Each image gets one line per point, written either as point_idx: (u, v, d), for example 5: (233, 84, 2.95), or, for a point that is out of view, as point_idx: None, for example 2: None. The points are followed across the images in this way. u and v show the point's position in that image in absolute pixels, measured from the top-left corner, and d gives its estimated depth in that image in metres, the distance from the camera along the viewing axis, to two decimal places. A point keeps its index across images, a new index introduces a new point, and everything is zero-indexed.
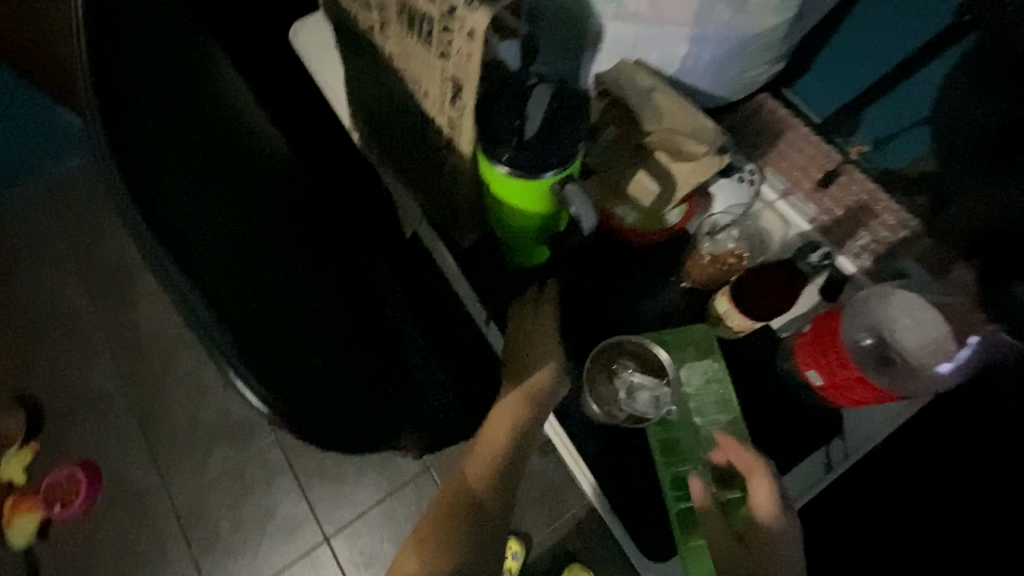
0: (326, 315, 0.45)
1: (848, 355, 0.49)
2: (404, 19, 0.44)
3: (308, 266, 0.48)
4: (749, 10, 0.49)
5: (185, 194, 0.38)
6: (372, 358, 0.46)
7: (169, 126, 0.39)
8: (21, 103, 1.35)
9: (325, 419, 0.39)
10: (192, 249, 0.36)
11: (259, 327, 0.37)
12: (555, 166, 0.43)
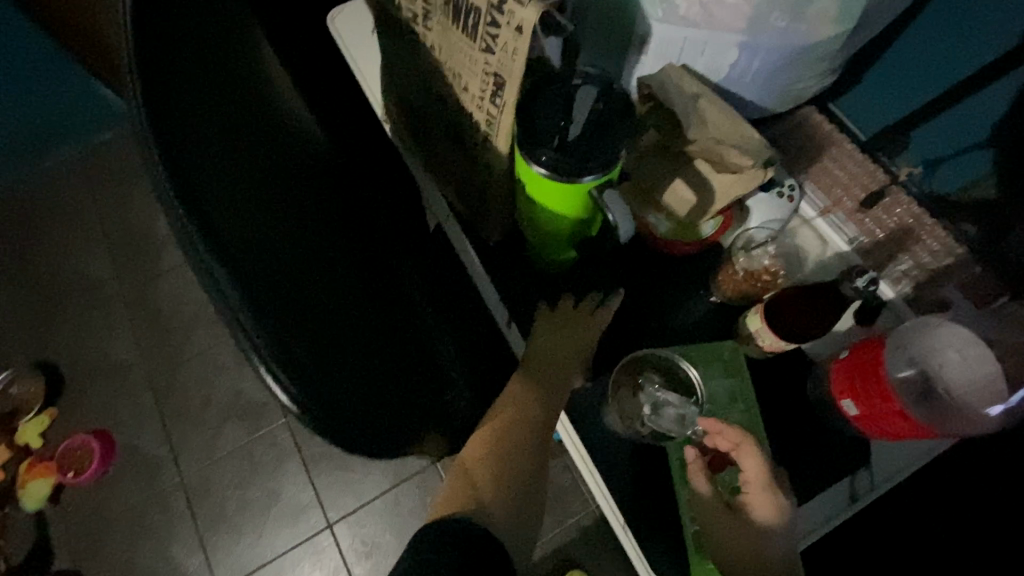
0: (352, 308, 0.42)
1: (891, 388, 0.47)
2: (449, 10, 0.43)
3: (332, 254, 0.45)
4: (805, 19, 0.47)
5: (220, 158, 0.35)
6: (394, 359, 0.43)
7: (205, 85, 0.36)
8: (59, 72, 1.38)
9: (357, 417, 0.35)
10: (224, 216, 0.32)
11: (290, 310, 0.34)
12: (595, 171, 0.42)
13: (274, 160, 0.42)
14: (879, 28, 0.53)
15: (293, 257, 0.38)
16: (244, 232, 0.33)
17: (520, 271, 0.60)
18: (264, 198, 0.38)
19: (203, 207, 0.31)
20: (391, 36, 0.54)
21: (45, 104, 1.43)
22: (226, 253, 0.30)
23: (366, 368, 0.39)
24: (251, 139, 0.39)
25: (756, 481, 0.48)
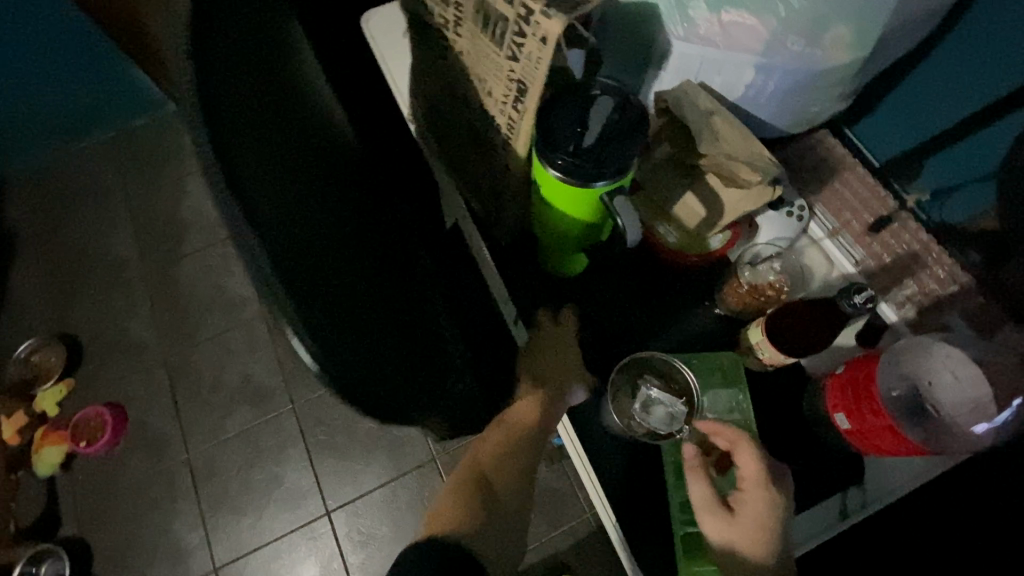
0: (370, 282, 0.44)
1: (881, 403, 0.48)
2: (479, 17, 0.45)
3: (354, 228, 0.47)
4: (821, 44, 0.49)
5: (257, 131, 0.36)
6: (407, 334, 0.45)
7: (247, 61, 0.38)
8: (101, 58, 1.44)
9: (371, 386, 0.37)
10: (259, 187, 0.34)
11: (315, 280, 0.35)
12: (608, 177, 0.43)
13: (305, 133, 0.44)
14: (894, 56, 0.55)
15: (315, 229, 0.39)
16: (272, 202, 0.35)
17: (531, 272, 0.62)
18: (291, 170, 0.40)
19: (237, 177, 0.32)
20: (422, 38, 0.56)
21: (85, 88, 1.49)
22: (257, 221, 0.32)
23: (382, 341, 0.41)
24: (285, 117, 0.41)
25: (752, 478, 0.49)
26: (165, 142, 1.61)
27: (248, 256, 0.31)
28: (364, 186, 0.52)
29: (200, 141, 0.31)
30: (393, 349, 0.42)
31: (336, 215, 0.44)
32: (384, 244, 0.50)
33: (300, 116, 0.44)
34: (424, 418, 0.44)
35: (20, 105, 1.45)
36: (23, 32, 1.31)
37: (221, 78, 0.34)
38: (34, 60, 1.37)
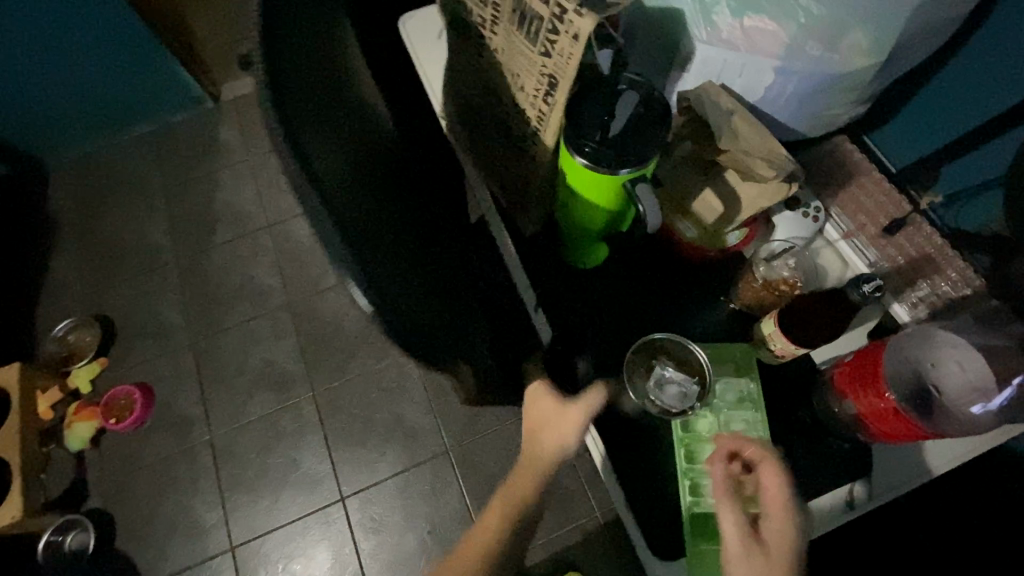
0: (421, 244, 0.44)
1: (886, 386, 0.50)
2: (515, 16, 0.49)
3: (405, 196, 0.48)
4: (838, 49, 0.51)
5: (314, 98, 0.39)
6: (454, 298, 0.45)
7: (305, 41, 0.41)
8: (149, 57, 1.53)
9: (424, 337, 0.36)
10: (312, 142, 0.35)
11: (367, 230, 0.35)
12: (631, 165, 0.46)
13: (359, 108, 0.46)
14: (911, 64, 0.57)
15: (369, 191, 0.40)
16: (332, 162, 0.36)
17: (552, 262, 0.65)
18: (352, 140, 0.42)
19: (297, 135, 0.34)
20: (460, 37, 0.60)
21: (131, 86, 1.58)
22: (315, 174, 0.33)
23: (435, 302, 0.40)
24: (341, 89, 0.44)
25: (778, 500, 0.47)
26: (202, 138, 1.69)
27: (305, 205, 0.32)
28: (408, 164, 0.54)
29: (265, 103, 0.33)
30: (449, 312, 0.41)
31: (393, 187, 0.46)
32: (427, 216, 0.50)
33: (352, 92, 0.46)
34: (468, 386, 0.43)
35: (70, 99, 1.54)
36: (80, 33, 1.39)
37: (288, 57, 0.38)
38: (87, 59, 1.46)
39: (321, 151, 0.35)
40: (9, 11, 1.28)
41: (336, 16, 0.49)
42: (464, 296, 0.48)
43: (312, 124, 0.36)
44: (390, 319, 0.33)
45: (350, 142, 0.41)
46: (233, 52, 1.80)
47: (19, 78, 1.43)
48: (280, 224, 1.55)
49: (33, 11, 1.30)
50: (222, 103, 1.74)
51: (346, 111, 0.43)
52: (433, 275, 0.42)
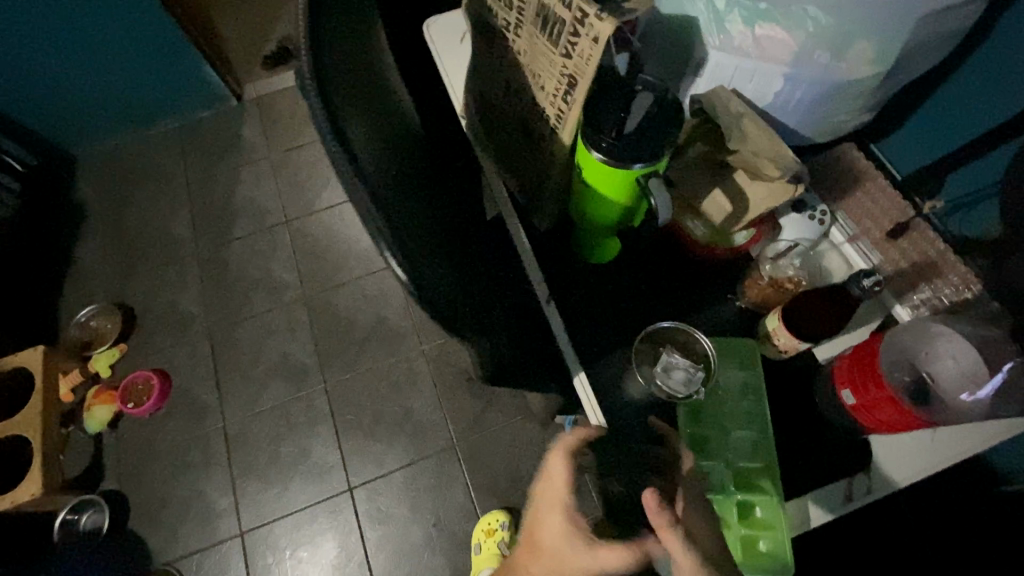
0: (449, 230, 0.47)
1: (883, 377, 0.52)
2: (538, 20, 0.52)
3: (433, 185, 0.51)
4: (845, 57, 0.54)
5: (354, 90, 0.42)
6: (479, 280, 0.48)
7: (345, 40, 0.45)
8: (179, 55, 1.59)
9: (458, 311, 0.39)
10: (354, 129, 0.38)
11: (405, 211, 0.39)
12: (644, 160, 0.49)
13: (392, 102, 0.50)
14: (916, 73, 0.60)
15: (404, 178, 0.44)
16: (370, 145, 0.39)
17: (564, 257, 0.68)
18: (387, 130, 0.45)
19: (341, 124, 0.37)
20: (485, 40, 0.63)
21: (160, 83, 1.64)
22: (355, 153, 0.36)
23: (464, 280, 0.43)
24: (376, 84, 0.47)
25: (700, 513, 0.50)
26: (225, 135, 1.74)
27: (350, 187, 0.35)
28: (434, 158, 0.57)
29: (313, 97, 0.37)
30: (476, 293, 0.44)
31: (423, 178, 0.49)
32: (453, 207, 0.54)
33: (386, 86, 0.50)
34: (487, 363, 0.45)
35: (102, 93, 1.60)
36: (115, 30, 1.46)
37: (331, 54, 0.41)
38: (121, 56, 1.52)
39: (360, 135, 0.38)
40: (52, 8, 1.35)
41: (371, 16, 0.52)
42: (488, 280, 0.51)
43: (353, 113, 0.39)
44: (422, 287, 0.36)
45: (386, 132, 0.44)
46: (257, 53, 1.86)
47: (55, 72, 1.50)
48: (297, 221, 1.60)
49: (74, 9, 1.37)
50: (245, 101, 1.80)
51: (381, 103, 0.46)
52: (461, 258, 0.46)
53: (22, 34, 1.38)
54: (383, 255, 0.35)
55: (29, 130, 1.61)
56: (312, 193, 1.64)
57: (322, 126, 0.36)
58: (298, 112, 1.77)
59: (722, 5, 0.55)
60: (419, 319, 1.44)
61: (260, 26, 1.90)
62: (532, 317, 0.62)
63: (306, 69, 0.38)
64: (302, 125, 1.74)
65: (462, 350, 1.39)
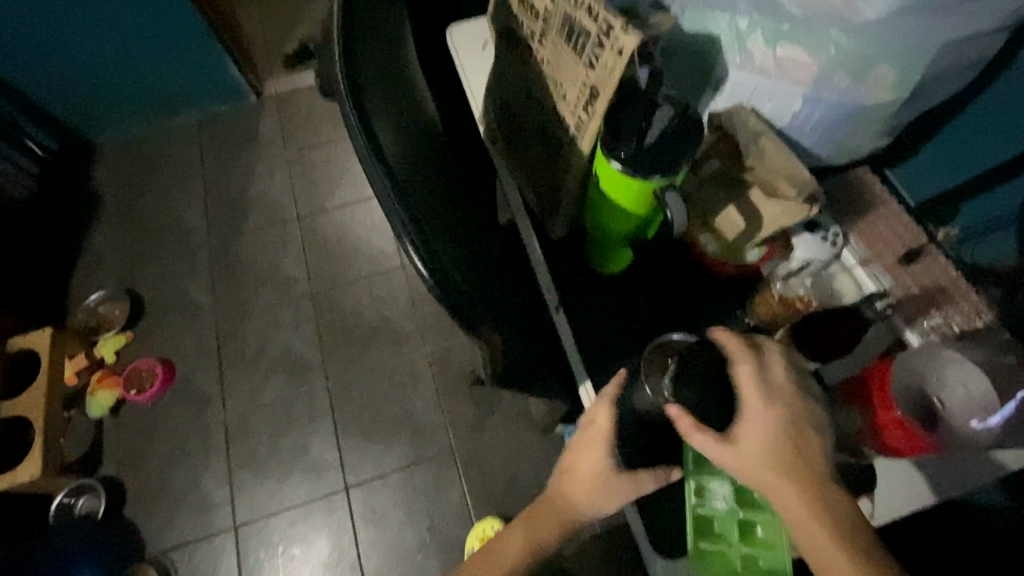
0: (470, 232, 0.49)
1: (893, 399, 0.53)
2: (563, 30, 0.53)
3: (455, 187, 0.52)
4: (865, 82, 0.54)
5: (383, 92, 0.43)
6: (496, 282, 0.49)
7: (377, 45, 0.46)
8: (202, 48, 1.61)
9: (476, 310, 0.40)
10: (382, 130, 0.39)
11: (428, 211, 0.40)
12: (663, 171, 0.50)
13: (419, 105, 0.51)
14: (934, 101, 0.60)
15: (429, 179, 0.45)
16: (397, 145, 0.40)
17: (576, 266, 0.68)
18: (413, 133, 0.46)
19: (371, 125, 0.38)
20: (507, 49, 0.63)
21: (182, 75, 1.67)
22: (382, 152, 0.37)
23: (482, 280, 0.44)
24: (404, 87, 0.49)
25: (750, 395, 0.51)
26: (242, 130, 1.76)
27: (376, 187, 0.36)
28: (455, 162, 0.58)
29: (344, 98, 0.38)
30: (493, 294, 0.45)
31: (445, 180, 0.50)
32: (473, 210, 0.55)
33: (413, 89, 0.51)
34: (498, 366, 0.46)
35: (125, 82, 1.63)
36: (141, 20, 1.49)
37: (362, 55, 0.42)
38: (146, 46, 1.55)
39: (387, 131, 0.40)
40: None
41: (400, 18, 0.54)
42: (504, 282, 0.52)
43: (382, 110, 0.41)
44: (442, 280, 0.37)
45: (412, 134, 0.45)
46: (279, 51, 1.88)
47: (82, 58, 1.53)
48: (309, 217, 1.61)
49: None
50: (264, 98, 1.82)
51: (408, 106, 0.47)
52: (480, 258, 0.47)
53: (53, 20, 1.42)
54: (403, 249, 0.36)
55: (52, 114, 1.64)
56: (325, 190, 1.65)
57: (353, 126, 0.37)
58: (316, 110, 1.79)
59: (744, 25, 0.56)
60: (424, 321, 1.45)
61: (283, 25, 1.93)
62: (541, 323, 0.62)
63: (339, 71, 0.40)
64: (319, 123, 1.76)
65: (465, 354, 1.39)
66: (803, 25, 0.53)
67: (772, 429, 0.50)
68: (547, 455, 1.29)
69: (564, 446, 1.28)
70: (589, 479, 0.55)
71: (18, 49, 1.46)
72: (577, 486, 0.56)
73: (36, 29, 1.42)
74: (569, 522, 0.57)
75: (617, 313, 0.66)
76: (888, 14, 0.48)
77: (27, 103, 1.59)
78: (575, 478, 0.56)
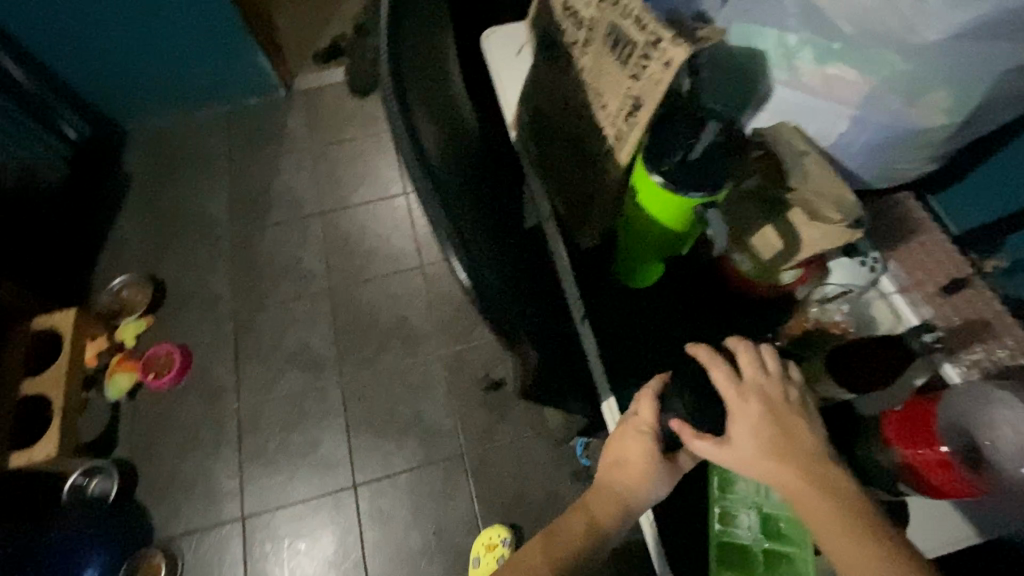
0: (504, 237, 0.47)
1: (938, 438, 0.50)
2: (609, 40, 0.52)
3: (488, 191, 0.51)
4: (919, 105, 0.53)
5: (426, 91, 0.42)
6: (528, 290, 0.47)
7: (421, 42, 0.45)
8: (236, 42, 1.64)
9: (510, 319, 0.39)
10: (425, 129, 0.38)
11: (466, 214, 0.39)
12: (705, 190, 0.49)
13: (457, 104, 0.50)
14: (987, 128, 0.58)
15: (466, 181, 0.44)
16: (438, 146, 0.39)
17: (604, 278, 0.67)
18: (452, 133, 0.45)
19: (414, 122, 0.37)
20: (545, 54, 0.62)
21: (214, 67, 1.69)
22: (424, 152, 0.36)
23: (516, 287, 0.43)
24: (445, 87, 0.48)
25: (730, 391, 0.50)
26: (271, 123, 1.78)
27: (418, 188, 0.35)
28: (489, 167, 0.57)
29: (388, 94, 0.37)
30: (526, 303, 0.44)
31: (480, 183, 0.48)
32: (504, 215, 0.53)
33: (451, 88, 0.50)
34: (525, 376, 0.45)
35: (158, 72, 1.66)
36: (178, 13, 1.51)
37: (408, 55, 0.42)
38: (182, 37, 1.58)
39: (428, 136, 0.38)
40: None
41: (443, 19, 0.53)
42: (534, 290, 0.51)
43: (423, 109, 0.40)
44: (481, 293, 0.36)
45: (451, 135, 0.44)
46: (310, 47, 1.90)
47: (118, 46, 1.55)
48: (331, 213, 1.62)
49: None
50: (294, 93, 1.84)
51: (447, 106, 0.46)
52: (514, 265, 0.46)
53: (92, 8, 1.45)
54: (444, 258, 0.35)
55: (86, 99, 1.68)
56: (348, 188, 1.66)
57: (396, 122, 0.36)
58: (343, 108, 1.80)
59: (793, 42, 0.55)
60: (440, 324, 1.45)
61: (314, 21, 1.94)
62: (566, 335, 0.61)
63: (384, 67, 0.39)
64: (346, 120, 1.77)
65: (480, 359, 1.38)
66: (856, 44, 0.51)
67: (762, 422, 0.48)
68: (558, 466, 1.27)
69: (575, 457, 1.27)
70: (640, 464, 0.52)
71: (58, 35, 1.49)
72: (631, 471, 0.52)
73: (78, 16, 1.46)
74: (624, 514, 0.52)
75: (644, 328, 0.65)
76: (950, 38, 0.46)
77: (62, 87, 1.62)
78: (626, 465, 0.52)
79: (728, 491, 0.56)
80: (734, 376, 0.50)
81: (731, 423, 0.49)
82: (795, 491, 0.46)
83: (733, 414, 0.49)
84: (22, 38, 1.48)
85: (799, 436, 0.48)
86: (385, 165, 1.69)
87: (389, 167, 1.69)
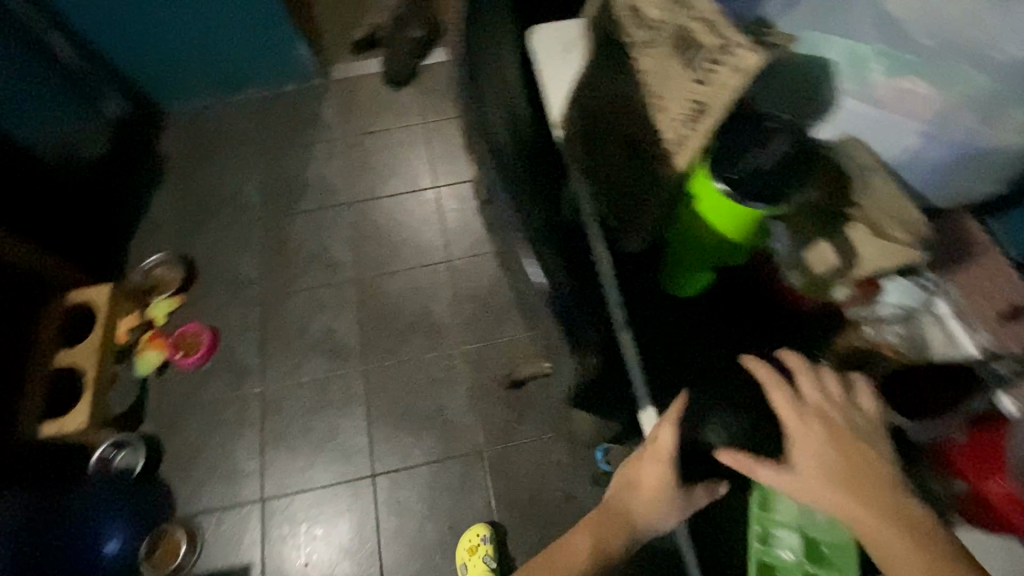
0: (577, 235, 0.51)
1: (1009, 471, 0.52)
2: (677, 44, 0.51)
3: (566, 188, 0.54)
4: (994, 122, 0.51)
5: (515, 101, 0.47)
6: (595, 285, 0.50)
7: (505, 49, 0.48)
8: (275, 26, 1.65)
9: (575, 313, 0.44)
10: (513, 140, 0.44)
11: (546, 217, 0.44)
12: (767, 203, 0.49)
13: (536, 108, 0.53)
14: None
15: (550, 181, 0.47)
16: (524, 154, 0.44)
17: (646, 285, 0.66)
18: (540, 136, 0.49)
19: (499, 138, 0.43)
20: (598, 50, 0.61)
21: (252, 51, 1.71)
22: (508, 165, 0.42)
23: (585, 281, 0.48)
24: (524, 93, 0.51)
25: (791, 414, 0.52)
26: (305, 110, 1.79)
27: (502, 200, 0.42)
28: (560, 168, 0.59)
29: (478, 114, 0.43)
30: (592, 297, 0.48)
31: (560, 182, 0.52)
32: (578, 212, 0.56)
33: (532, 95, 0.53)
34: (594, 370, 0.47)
35: (198, 54, 1.68)
36: None
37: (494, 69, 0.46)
38: (222, 19, 1.60)
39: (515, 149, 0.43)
40: None
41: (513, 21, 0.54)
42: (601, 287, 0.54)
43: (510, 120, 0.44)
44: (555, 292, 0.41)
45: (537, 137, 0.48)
46: (347, 36, 1.90)
47: (160, 26, 1.58)
48: (361, 203, 1.62)
49: None
50: (329, 81, 1.84)
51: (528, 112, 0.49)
52: (583, 262, 0.50)
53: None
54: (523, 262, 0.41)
55: (127, 78, 1.71)
56: (379, 179, 1.67)
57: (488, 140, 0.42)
58: (377, 99, 1.80)
59: (867, 51, 0.54)
60: (464, 319, 1.45)
61: (352, 11, 1.95)
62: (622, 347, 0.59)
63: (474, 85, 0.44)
64: (379, 111, 1.78)
65: (503, 357, 1.38)
66: (931, 57, 0.52)
67: (824, 445, 0.51)
68: (576, 470, 1.26)
69: (594, 462, 1.26)
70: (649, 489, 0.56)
71: (103, 13, 1.52)
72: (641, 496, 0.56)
73: None
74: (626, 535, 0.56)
75: (687, 338, 0.64)
76: None
77: (105, 64, 1.65)
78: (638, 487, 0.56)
79: (769, 510, 0.57)
80: (795, 399, 0.53)
81: (794, 449, 0.51)
82: (864, 526, 0.47)
83: (796, 438, 0.52)
84: (69, 14, 1.51)
85: (865, 464, 0.50)
86: (416, 158, 1.69)
87: (420, 160, 1.69)
